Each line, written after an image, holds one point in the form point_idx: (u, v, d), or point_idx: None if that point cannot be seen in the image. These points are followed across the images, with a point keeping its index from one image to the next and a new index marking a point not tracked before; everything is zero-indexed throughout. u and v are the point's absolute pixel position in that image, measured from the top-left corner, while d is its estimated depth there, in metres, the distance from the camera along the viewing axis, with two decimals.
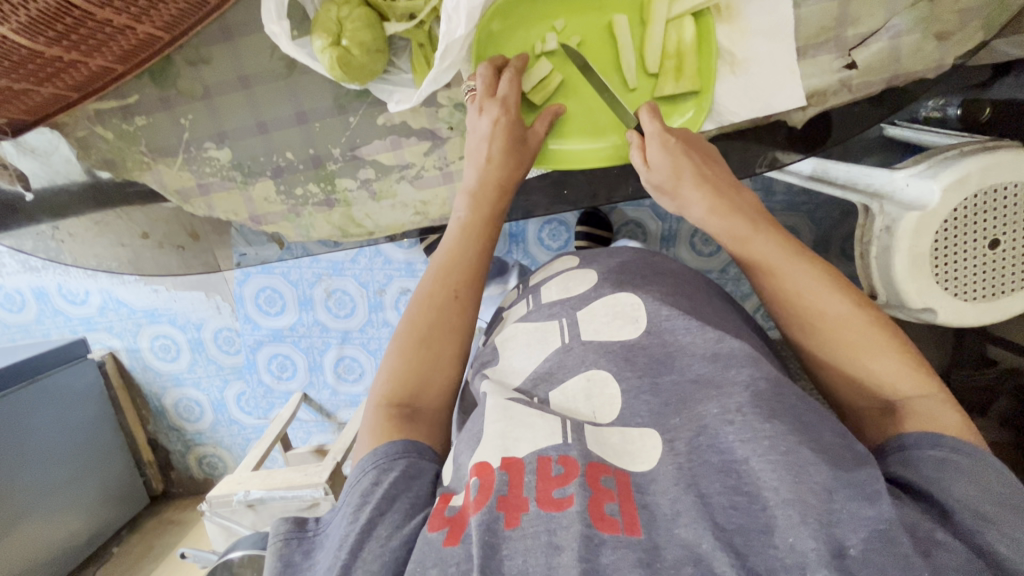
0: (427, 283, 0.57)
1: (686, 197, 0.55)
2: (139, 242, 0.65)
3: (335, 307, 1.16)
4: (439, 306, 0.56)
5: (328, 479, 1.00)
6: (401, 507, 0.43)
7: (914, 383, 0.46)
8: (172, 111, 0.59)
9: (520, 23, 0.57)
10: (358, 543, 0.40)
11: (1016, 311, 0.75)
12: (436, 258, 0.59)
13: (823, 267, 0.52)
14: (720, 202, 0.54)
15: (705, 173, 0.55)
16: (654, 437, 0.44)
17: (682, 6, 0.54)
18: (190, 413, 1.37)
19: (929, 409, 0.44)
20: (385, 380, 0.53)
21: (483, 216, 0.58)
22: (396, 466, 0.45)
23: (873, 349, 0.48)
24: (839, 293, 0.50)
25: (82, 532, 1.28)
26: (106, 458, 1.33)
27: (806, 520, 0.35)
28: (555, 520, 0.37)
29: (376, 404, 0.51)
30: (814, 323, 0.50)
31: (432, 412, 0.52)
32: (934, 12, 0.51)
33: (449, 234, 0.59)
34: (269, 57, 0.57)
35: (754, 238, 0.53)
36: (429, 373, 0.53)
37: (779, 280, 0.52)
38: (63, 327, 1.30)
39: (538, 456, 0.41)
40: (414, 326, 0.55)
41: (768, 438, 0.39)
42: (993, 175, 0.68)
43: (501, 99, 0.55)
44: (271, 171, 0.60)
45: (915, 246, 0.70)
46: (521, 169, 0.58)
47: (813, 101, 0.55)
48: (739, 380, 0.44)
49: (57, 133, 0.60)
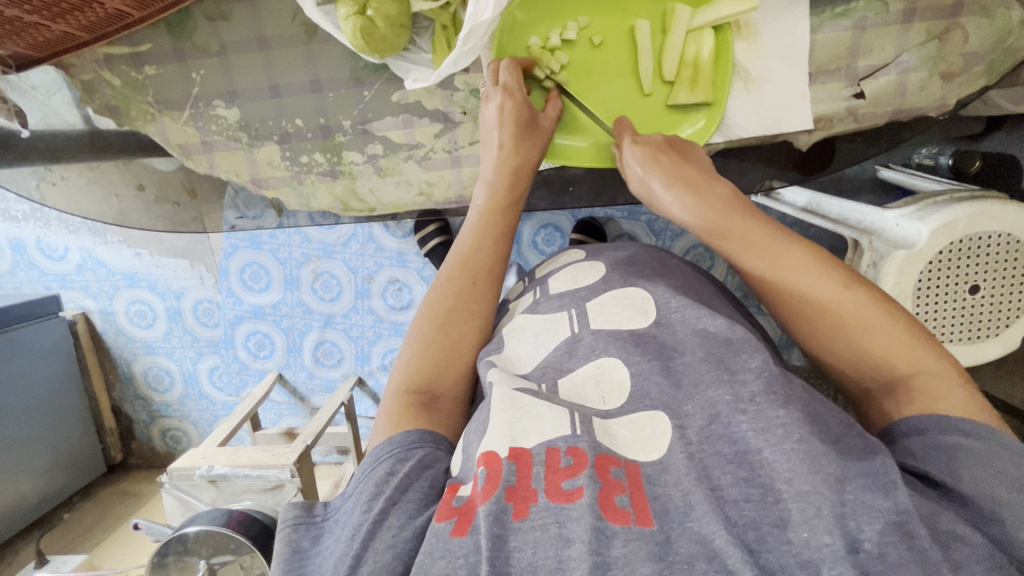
0: (445, 271, 0.58)
1: (662, 200, 0.57)
2: (133, 193, 0.63)
3: (321, 290, 1.15)
4: (457, 294, 0.57)
5: (296, 461, 0.98)
6: (414, 496, 0.43)
7: (913, 360, 0.47)
8: (184, 64, 0.58)
9: (544, 17, 0.58)
10: (370, 533, 0.40)
11: (988, 358, 0.76)
12: (455, 247, 0.60)
13: (806, 248, 0.52)
14: (693, 199, 0.55)
15: (675, 173, 0.56)
16: (664, 422, 0.45)
17: (703, 18, 0.55)
18: (159, 383, 1.34)
19: (930, 387, 0.46)
20: (403, 364, 0.54)
21: (499, 205, 0.58)
22: (413, 455, 0.46)
23: (865, 331, 0.49)
24: (824, 275, 0.51)
25: (31, 496, 1.22)
26: (66, 419, 1.28)
27: (821, 515, 0.36)
28: (566, 512, 0.37)
29: (395, 390, 0.52)
30: (804, 309, 0.51)
31: (449, 400, 0.53)
32: (941, 52, 0.52)
33: (466, 224, 0.60)
34: (289, 21, 0.56)
35: (735, 227, 0.54)
36: (447, 362, 0.54)
37: (766, 267, 0.53)
38: (37, 282, 1.26)
39: (547, 447, 0.42)
40: (431, 313, 0.56)
41: (783, 425, 0.40)
42: (978, 223, 0.70)
43: (504, 87, 0.56)
44: (278, 136, 0.60)
45: (898, 283, 0.72)
46: (536, 152, 0.59)
47: (820, 126, 0.56)
48: (753, 366, 0.46)
49: (62, 74, 0.58)
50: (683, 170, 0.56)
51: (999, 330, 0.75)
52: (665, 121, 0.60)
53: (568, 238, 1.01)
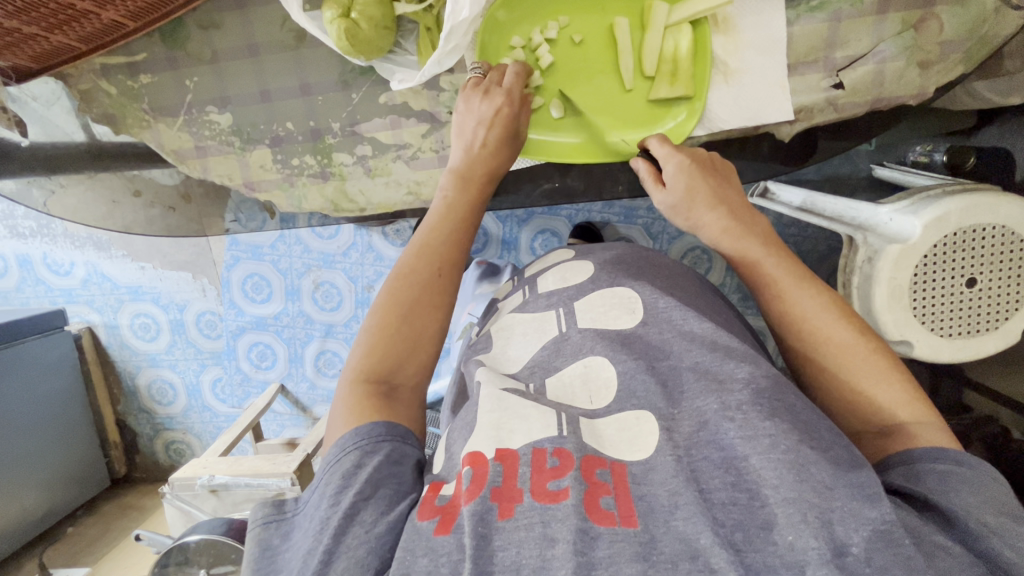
0: (408, 258, 0.55)
1: (701, 218, 0.57)
2: (130, 199, 0.65)
3: (321, 299, 1.16)
4: (423, 282, 0.54)
5: (296, 470, 0.98)
6: (386, 492, 0.42)
7: (916, 412, 0.47)
8: (178, 72, 0.60)
9: (525, 17, 0.59)
10: (340, 528, 0.39)
11: (986, 353, 0.76)
12: (417, 236, 0.57)
13: (829, 296, 0.53)
14: (735, 222, 0.56)
15: (720, 195, 0.56)
16: (650, 422, 0.44)
17: (681, 14, 0.56)
18: (163, 395, 1.35)
19: (927, 435, 0.45)
20: (362, 352, 0.50)
21: (471, 199, 0.58)
22: (380, 449, 0.44)
23: (875, 377, 0.49)
24: (843, 321, 0.51)
25: (35, 510, 1.22)
26: (72, 433, 1.29)
27: (806, 519, 0.35)
28: (551, 512, 0.37)
29: (353, 379, 0.49)
30: (817, 347, 0.52)
31: (409, 390, 0.50)
32: (917, 42, 0.53)
33: (429, 215, 0.57)
34: (279, 28, 0.58)
35: (762, 263, 0.55)
36: (408, 352, 0.51)
37: (787, 303, 0.53)
38: (43, 296, 1.28)
39: (533, 448, 0.42)
40: (396, 300, 0.52)
41: (770, 436, 0.40)
42: (971, 216, 0.70)
43: (507, 90, 0.57)
44: (270, 140, 0.61)
45: (894, 277, 0.72)
46: (508, 160, 0.59)
47: (800, 116, 0.57)
48: (740, 376, 0.45)
49: (61, 83, 0.61)
50: (723, 194, 0.57)
51: (998, 324, 0.74)
52: (648, 115, 0.60)
53: (564, 242, 1.02)
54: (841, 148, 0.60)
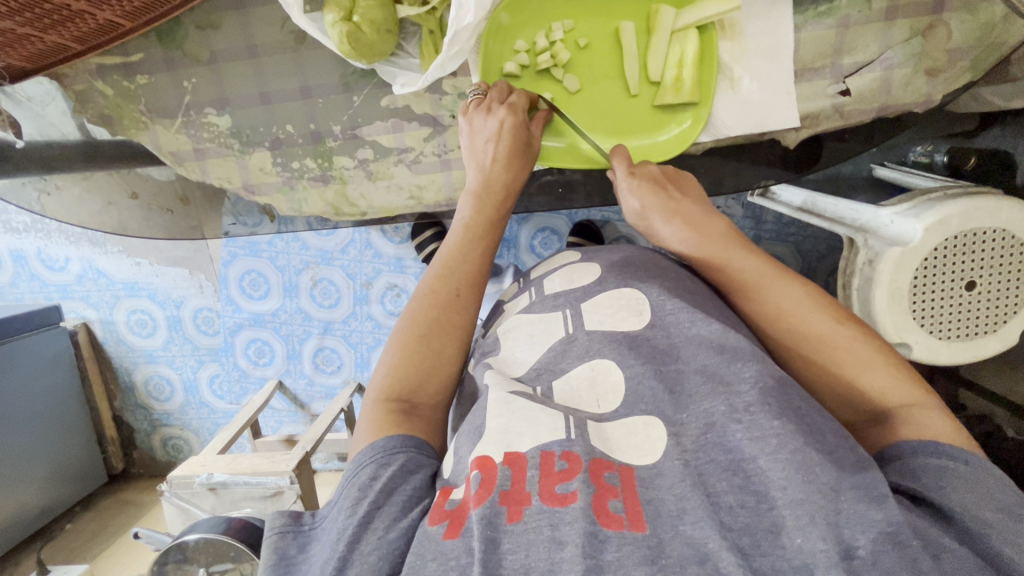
0: (428, 280, 0.55)
1: (662, 233, 0.59)
2: (128, 201, 0.64)
3: (320, 297, 1.15)
4: (440, 304, 0.53)
5: (295, 468, 0.97)
6: (398, 500, 0.42)
7: (905, 395, 0.48)
8: (176, 73, 0.59)
9: (529, 20, 0.59)
10: (356, 536, 0.39)
11: (985, 355, 0.76)
12: (437, 259, 0.57)
13: (805, 286, 0.54)
14: (692, 233, 0.57)
15: (676, 206, 0.58)
16: (659, 428, 0.44)
17: (687, 19, 0.56)
18: (160, 392, 1.34)
19: (920, 417, 0.46)
20: (383, 372, 0.51)
21: (485, 219, 0.57)
22: (395, 460, 0.44)
23: (862, 364, 0.49)
24: (821, 311, 0.52)
25: (33, 506, 1.22)
26: (70, 429, 1.29)
27: (814, 521, 0.35)
28: (560, 515, 0.37)
29: (374, 399, 0.49)
30: (801, 340, 0.52)
31: (430, 408, 0.50)
32: (925, 49, 0.53)
33: (450, 236, 0.58)
34: (279, 29, 0.57)
35: (731, 259, 0.56)
36: (430, 372, 0.51)
37: (765, 297, 0.54)
38: (38, 293, 1.27)
39: (541, 451, 0.41)
40: (415, 323, 0.52)
41: (778, 437, 0.40)
42: (972, 219, 0.70)
43: (510, 106, 0.57)
44: (269, 143, 0.60)
45: (894, 281, 0.72)
46: (523, 172, 0.59)
47: (806, 123, 0.57)
48: (747, 377, 0.45)
49: (56, 84, 0.60)
50: (681, 203, 0.58)
51: (997, 326, 0.74)
52: (652, 120, 0.60)
53: (564, 240, 1.02)
54: (848, 151, 0.58)
